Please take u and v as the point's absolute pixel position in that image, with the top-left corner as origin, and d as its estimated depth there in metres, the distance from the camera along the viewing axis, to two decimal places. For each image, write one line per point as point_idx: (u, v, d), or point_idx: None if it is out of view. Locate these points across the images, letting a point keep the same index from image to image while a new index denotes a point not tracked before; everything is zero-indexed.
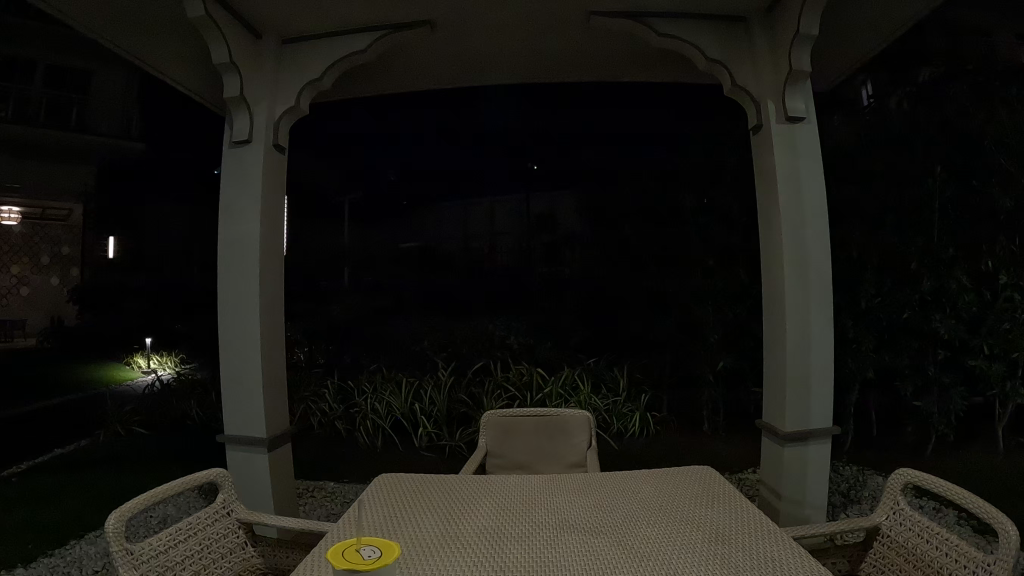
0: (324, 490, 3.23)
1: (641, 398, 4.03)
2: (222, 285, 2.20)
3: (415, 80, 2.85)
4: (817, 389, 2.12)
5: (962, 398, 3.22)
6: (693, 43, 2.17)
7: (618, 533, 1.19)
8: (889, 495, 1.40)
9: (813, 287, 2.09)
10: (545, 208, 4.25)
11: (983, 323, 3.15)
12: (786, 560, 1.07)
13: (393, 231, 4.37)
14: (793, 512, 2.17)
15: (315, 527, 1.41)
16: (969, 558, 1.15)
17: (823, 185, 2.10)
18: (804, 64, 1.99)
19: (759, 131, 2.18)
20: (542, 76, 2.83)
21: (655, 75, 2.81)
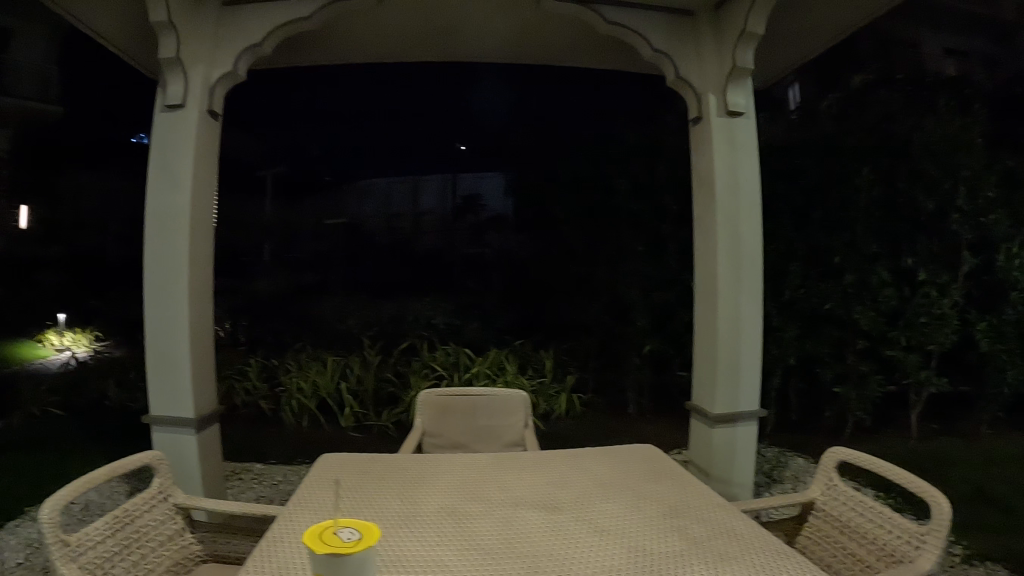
0: (249, 472, 3.16)
1: (568, 378, 4.11)
2: (148, 258, 2.12)
3: (352, 52, 2.80)
4: (746, 374, 2.20)
5: (879, 385, 3.45)
6: (639, 32, 2.16)
7: (576, 508, 1.22)
8: (823, 471, 1.47)
9: (745, 275, 2.17)
10: (470, 192, 4.18)
11: (902, 315, 3.38)
12: (739, 531, 1.11)
13: (314, 208, 4.19)
14: (722, 490, 2.24)
15: (259, 512, 1.38)
16: (904, 531, 1.21)
17: (757, 179, 2.16)
18: (748, 61, 2.05)
19: (699, 123, 2.23)
20: (481, 55, 2.82)
21: (596, 61, 2.85)
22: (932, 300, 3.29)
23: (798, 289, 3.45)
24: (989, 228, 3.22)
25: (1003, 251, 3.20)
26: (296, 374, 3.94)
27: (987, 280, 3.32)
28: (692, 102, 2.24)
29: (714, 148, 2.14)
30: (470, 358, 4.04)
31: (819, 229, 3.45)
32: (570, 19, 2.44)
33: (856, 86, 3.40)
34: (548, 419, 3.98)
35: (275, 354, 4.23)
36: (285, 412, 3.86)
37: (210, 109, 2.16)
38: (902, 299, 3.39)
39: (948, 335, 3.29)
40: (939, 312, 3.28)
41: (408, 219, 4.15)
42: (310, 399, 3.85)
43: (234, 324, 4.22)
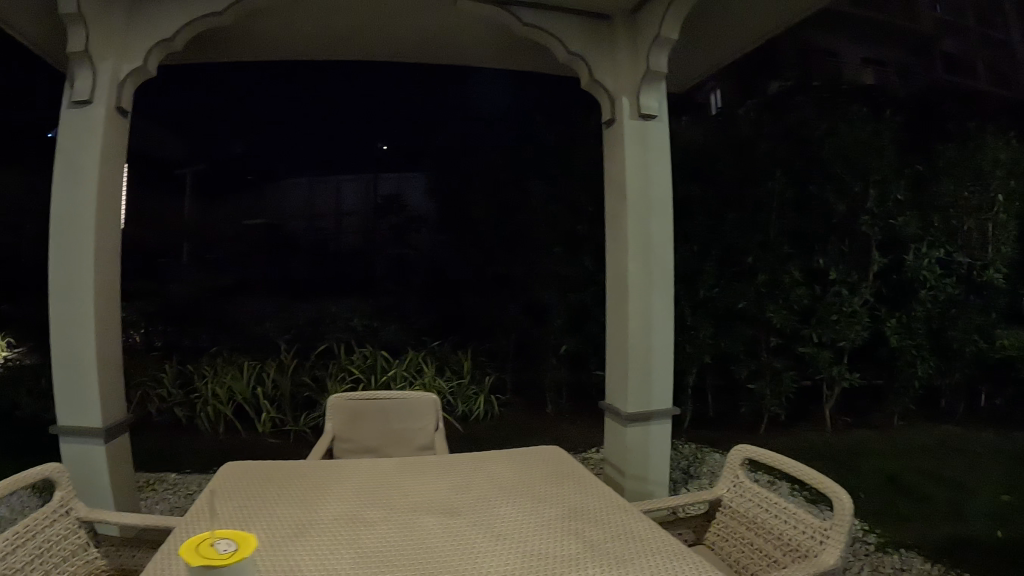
0: (165, 482, 3.07)
1: (486, 380, 4.25)
2: (51, 261, 2.03)
3: (265, 49, 2.74)
4: (659, 373, 2.24)
5: (792, 380, 3.60)
6: (555, 35, 2.18)
7: (477, 512, 1.22)
8: (730, 469, 1.50)
9: (656, 276, 2.21)
10: (393, 191, 4.14)
11: (814, 313, 3.52)
12: (634, 531, 1.13)
13: (236, 207, 4.06)
14: (636, 487, 2.29)
15: (162, 524, 1.34)
16: (808, 526, 1.25)
17: (669, 182, 2.21)
18: (661, 66, 2.09)
19: (612, 126, 2.26)
20: (396, 54, 2.80)
21: (513, 63, 2.86)
22: (843, 298, 3.45)
23: (712, 289, 3.64)
24: (900, 228, 3.35)
25: (913, 251, 3.34)
26: (211, 380, 3.93)
27: (894, 279, 3.48)
28: (605, 105, 2.27)
29: (627, 150, 2.17)
30: (388, 360, 4.10)
31: (733, 230, 3.62)
32: (487, 21, 2.45)
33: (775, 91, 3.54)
34: (468, 420, 4.11)
35: (191, 358, 4.11)
36: (202, 419, 3.87)
37: (118, 105, 2.08)
38: (815, 297, 3.52)
39: (858, 332, 3.45)
40: (850, 310, 3.44)
41: (331, 220, 4.08)
42: (226, 405, 3.87)
43: (149, 329, 3.99)
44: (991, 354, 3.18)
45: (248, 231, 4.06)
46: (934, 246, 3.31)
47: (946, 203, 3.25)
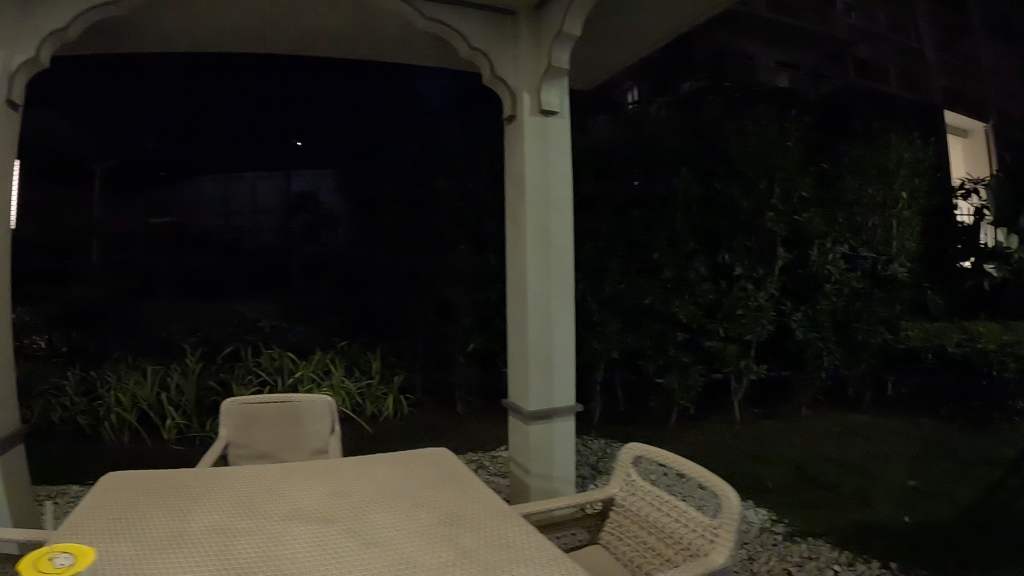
0: (68, 493, 3.05)
1: (395, 380, 4.16)
2: None
3: (159, 39, 2.65)
4: (559, 369, 2.26)
5: (701, 374, 3.81)
6: (458, 30, 2.15)
7: (355, 520, 1.19)
8: (622, 467, 1.51)
9: (556, 273, 2.22)
10: (308, 188, 4.12)
11: (720, 308, 3.74)
12: (511, 537, 1.13)
13: (150, 204, 3.94)
14: (541, 486, 2.28)
15: (33, 538, 1.27)
16: (697, 524, 1.25)
17: (569, 177, 2.22)
18: (563, 62, 2.09)
19: (513, 122, 2.25)
20: (298, 48, 2.75)
21: (417, 58, 2.85)
22: (749, 293, 3.70)
23: (616, 286, 3.75)
24: (804, 225, 3.71)
25: (818, 246, 3.73)
26: (114, 386, 3.75)
27: (798, 273, 3.81)
28: (506, 100, 2.26)
29: (526, 145, 2.17)
30: (295, 362, 4.00)
31: (636, 227, 3.75)
32: (391, 16, 2.42)
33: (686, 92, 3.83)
34: (376, 422, 4.03)
35: (92, 365, 3.92)
36: (104, 428, 3.69)
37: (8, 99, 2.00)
38: (721, 292, 3.75)
39: (765, 327, 3.70)
40: (755, 304, 3.69)
41: (247, 218, 4.03)
42: (129, 411, 3.70)
43: (52, 333, 3.81)
44: (896, 344, 3.67)
45: (155, 229, 3.96)
46: (838, 241, 3.74)
47: (851, 199, 3.73)
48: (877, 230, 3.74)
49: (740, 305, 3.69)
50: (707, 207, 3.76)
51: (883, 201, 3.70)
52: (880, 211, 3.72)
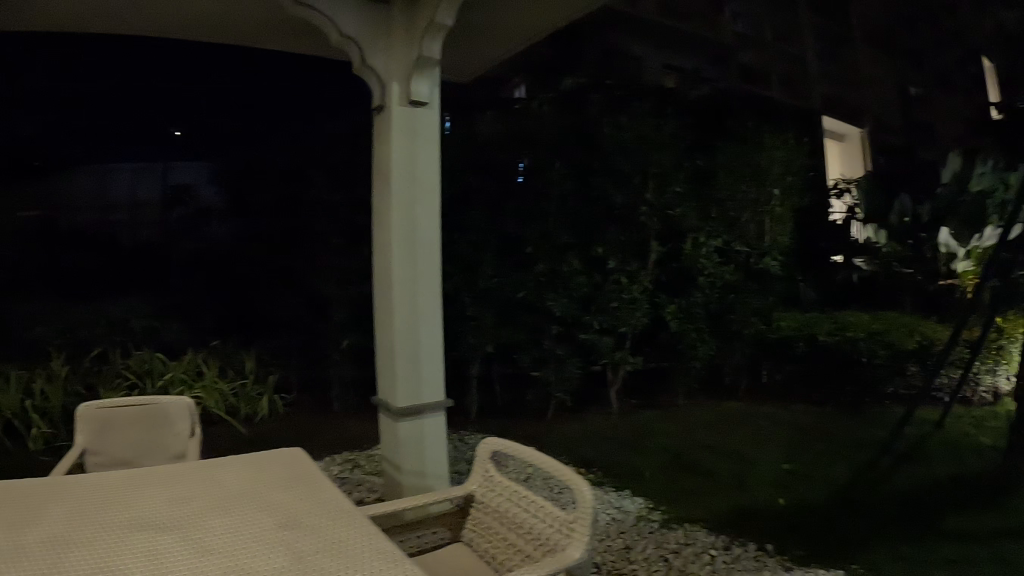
0: None
1: (270, 380, 4.34)
2: None
3: (16, 9, 2.59)
4: (426, 360, 2.66)
5: (577, 366, 4.51)
6: (334, 19, 2.35)
7: (200, 525, 1.34)
8: (480, 465, 1.89)
9: (419, 248, 2.61)
10: (186, 181, 4.26)
11: (594, 301, 4.41)
12: (340, 540, 1.29)
13: (23, 192, 3.94)
14: (415, 481, 2.69)
15: None
16: (555, 520, 1.60)
17: (434, 163, 2.60)
18: (433, 53, 2.37)
19: (382, 108, 2.56)
20: (161, 25, 2.77)
21: (285, 42, 2.98)
22: (622, 287, 4.39)
23: None
24: (676, 218, 4.40)
25: (693, 239, 4.42)
26: None
27: (670, 266, 4.49)
28: (375, 87, 2.53)
29: (394, 134, 2.51)
30: (165, 363, 4.12)
31: None
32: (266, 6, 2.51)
33: (569, 86, 4.45)
34: (252, 423, 4.24)
35: None
36: None
37: None
38: (595, 285, 4.42)
39: (638, 317, 4.43)
40: (629, 296, 4.39)
41: (124, 210, 4.13)
42: None
43: None
44: (769, 333, 4.35)
45: (20, 223, 3.95)
46: (709, 235, 4.42)
47: (725, 196, 4.40)
48: (750, 226, 4.43)
49: (615, 298, 4.38)
50: (584, 200, 4.40)
51: (759, 197, 4.40)
52: (753, 207, 4.41)
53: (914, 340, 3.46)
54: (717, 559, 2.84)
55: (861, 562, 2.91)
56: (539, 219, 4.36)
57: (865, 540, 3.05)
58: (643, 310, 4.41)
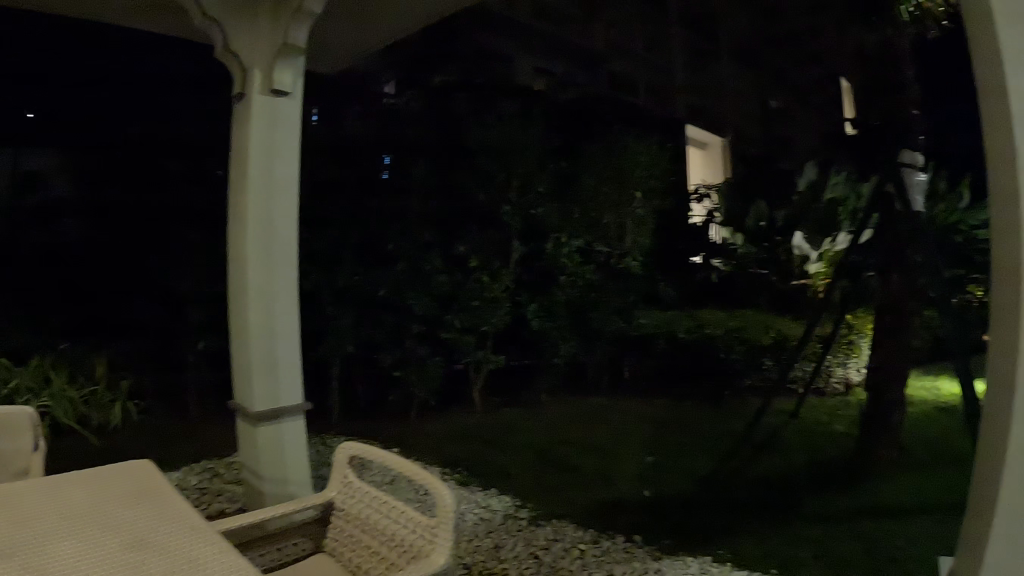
0: None
1: (123, 386, 4.39)
2: None
3: None
4: (282, 358, 2.72)
5: (438, 365, 4.55)
6: None
7: (42, 548, 1.27)
8: (338, 473, 1.88)
9: (276, 245, 2.67)
10: (35, 167, 4.09)
11: (456, 300, 4.47)
12: (195, 560, 1.28)
13: None
14: (275, 489, 2.74)
15: None
16: (419, 526, 1.63)
17: (293, 159, 2.67)
18: (299, 40, 2.43)
19: (241, 98, 2.59)
20: None
21: (141, 14, 2.95)
22: (485, 285, 4.44)
23: None
24: (540, 218, 4.52)
25: (555, 240, 4.56)
26: None
27: (534, 266, 4.69)
28: (237, 75, 2.58)
29: (254, 125, 2.54)
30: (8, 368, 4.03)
31: None
32: None
33: (436, 84, 4.71)
34: (104, 431, 4.28)
35: None
36: None
37: None
38: (457, 283, 4.49)
39: (499, 316, 4.49)
40: (489, 294, 4.45)
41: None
42: None
43: None
44: (631, 330, 4.57)
45: None
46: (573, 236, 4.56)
47: (588, 197, 4.51)
48: (613, 227, 4.53)
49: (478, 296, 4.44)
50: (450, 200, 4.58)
51: (620, 199, 4.48)
52: (617, 209, 4.49)
53: (770, 336, 3.91)
54: (587, 552, 2.72)
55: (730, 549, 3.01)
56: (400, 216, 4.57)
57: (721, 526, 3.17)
58: (507, 310, 4.54)
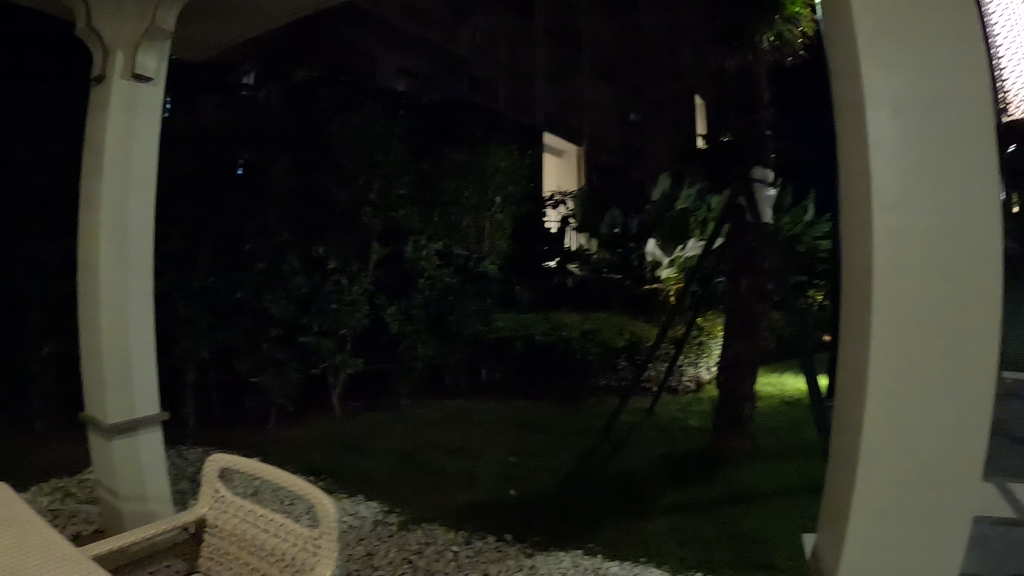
0: None
1: None
2: None
3: None
4: (136, 362, 2.53)
5: (296, 370, 4.42)
6: None
7: None
8: (208, 486, 1.76)
9: (130, 240, 2.49)
10: None
11: (312, 304, 4.38)
12: None
13: None
14: (134, 509, 2.57)
15: None
16: (298, 538, 1.53)
17: (154, 148, 2.50)
18: (167, 21, 2.28)
19: (100, 80, 2.39)
20: None
21: None
22: (342, 288, 4.39)
23: None
24: (399, 220, 4.48)
25: (414, 242, 4.52)
26: None
27: (391, 268, 4.56)
28: (98, 55, 2.38)
29: (113, 110, 2.37)
30: None
31: None
32: None
33: (299, 78, 4.40)
34: None
35: None
36: None
37: None
38: (313, 286, 4.40)
39: (358, 318, 4.43)
40: (347, 297, 4.39)
41: None
42: None
43: None
44: (489, 334, 4.47)
45: None
46: (432, 238, 4.54)
47: (448, 199, 4.52)
48: (471, 231, 4.55)
49: (336, 299, 4.38)
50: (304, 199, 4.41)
51: (478, 203, 4.52)
52: (475, 212, 4.54)
53: (623, 338, 4.01)
54: (459, 554, 2.69)
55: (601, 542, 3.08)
56: (262, 215, 4.36)
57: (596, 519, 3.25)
58: (364, 311, 4.43)
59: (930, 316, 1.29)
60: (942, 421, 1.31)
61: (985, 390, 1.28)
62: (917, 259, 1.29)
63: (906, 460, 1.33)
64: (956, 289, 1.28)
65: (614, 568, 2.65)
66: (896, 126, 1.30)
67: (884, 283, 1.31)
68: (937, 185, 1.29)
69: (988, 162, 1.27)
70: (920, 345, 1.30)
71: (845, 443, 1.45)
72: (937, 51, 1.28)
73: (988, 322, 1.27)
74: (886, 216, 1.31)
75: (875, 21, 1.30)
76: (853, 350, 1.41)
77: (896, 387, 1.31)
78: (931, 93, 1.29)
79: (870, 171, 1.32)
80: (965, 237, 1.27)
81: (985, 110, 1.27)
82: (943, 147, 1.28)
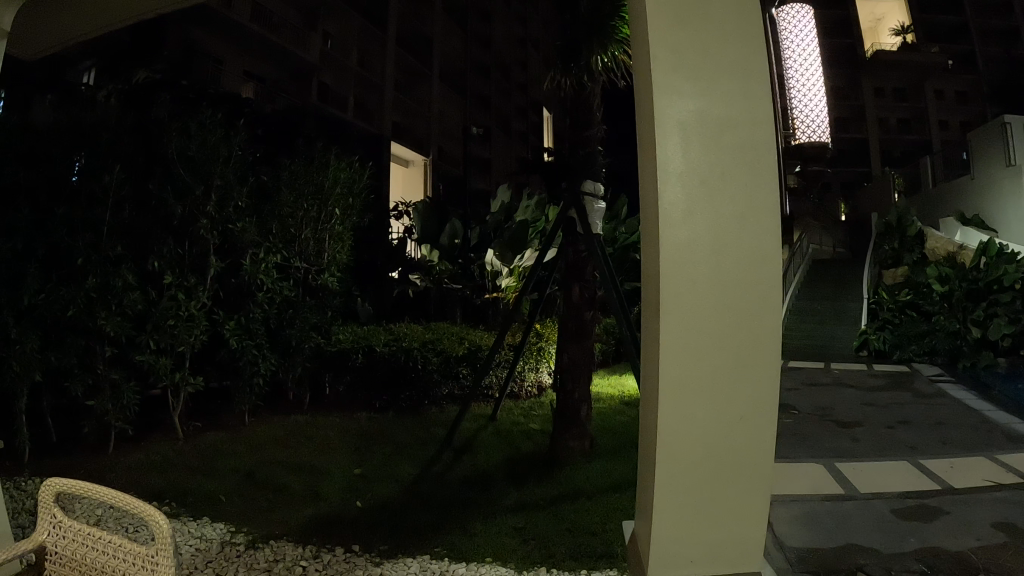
0: None
1: None
2: None
3: None
4: None
5: (134, 392, 4.02)
6: None
7: None
8: (45, 513, 1.71)
9: None
10: None
11: (149, 319, 3.97)
12: None
13: None
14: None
15: None
16: (138, 556, 1.52)
17: None
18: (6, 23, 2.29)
19: None
20: None
21: None
22: (180, 303, 4.04)
23: (35, 297, 3.66)
24: (237, 233, 4.29)
25: (252, 256, 4.38)
26: None
27: (229, 282, 4.43)
28: None
29: None
30: None
31: (60, 228, 3.79)
32: None
33: (138, 83, 4.42)
34: None
35: None
36: None
37: None
38: (149, 302, 4.00)
39: (195, 335, 4.10)
40: (186, 314, 4.05)
41: None
42: None
43: None
44: (330, 348, 4.89)
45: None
46: (268, 252, 4.43)
47: (288, 213, 4.67)
48: (310, 244, 4.86)
49: (171, 316, 3.99)
50: (139, 209, 4.12)
51: (319, 216, 4.86)
52: (314, 225, 4.85)
53: (463, 346, 5.04)
54: (309, 567, 2.70)
55: (447, 545, 2.89)
56: (94, 226, 3.86)
57: (453, 515, 3.19)
58: (201, 328, 4.12)
59: (721, 320, 1.48)
60: (732, 413, 1.50)
61: (766, 380, 1.50)
62: (707, 270, 1.48)
63: (699, 450, 1.50)
64: (742, 296, 1.49)
65: (459, 568, 2.67)
66: (688, 150, 1.49)
67: (677, 294, 1.47)
68: (723, 205, 1.49)
69: (766, 183, 1.50)
70: (711, 344, 1.48)
71: (646, 441, 1.59)
72: (723, 88, 1.50)
73: (768, 318, 1.49)
74: (677, 231, 1.48)
75: (666, 67, 1.49)
76: (649, 355, 1.56)
77: (692, 385, 1.48)
78: (718, 125, 1.49)
79: (661, 191, 1.48)
80: (749, 250, 1.49)
81: (763, 140, 1.51)
82: (729, 170, 1.50)
